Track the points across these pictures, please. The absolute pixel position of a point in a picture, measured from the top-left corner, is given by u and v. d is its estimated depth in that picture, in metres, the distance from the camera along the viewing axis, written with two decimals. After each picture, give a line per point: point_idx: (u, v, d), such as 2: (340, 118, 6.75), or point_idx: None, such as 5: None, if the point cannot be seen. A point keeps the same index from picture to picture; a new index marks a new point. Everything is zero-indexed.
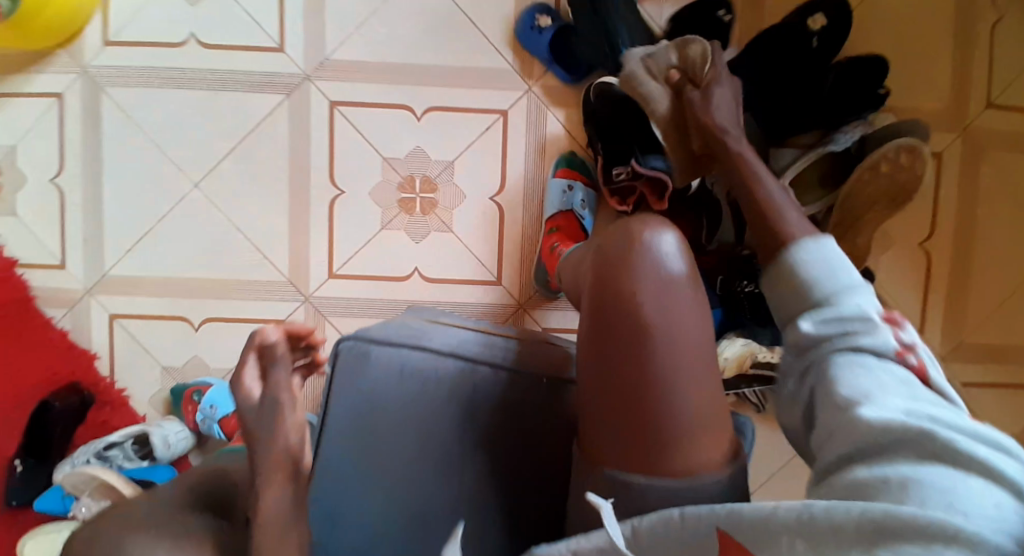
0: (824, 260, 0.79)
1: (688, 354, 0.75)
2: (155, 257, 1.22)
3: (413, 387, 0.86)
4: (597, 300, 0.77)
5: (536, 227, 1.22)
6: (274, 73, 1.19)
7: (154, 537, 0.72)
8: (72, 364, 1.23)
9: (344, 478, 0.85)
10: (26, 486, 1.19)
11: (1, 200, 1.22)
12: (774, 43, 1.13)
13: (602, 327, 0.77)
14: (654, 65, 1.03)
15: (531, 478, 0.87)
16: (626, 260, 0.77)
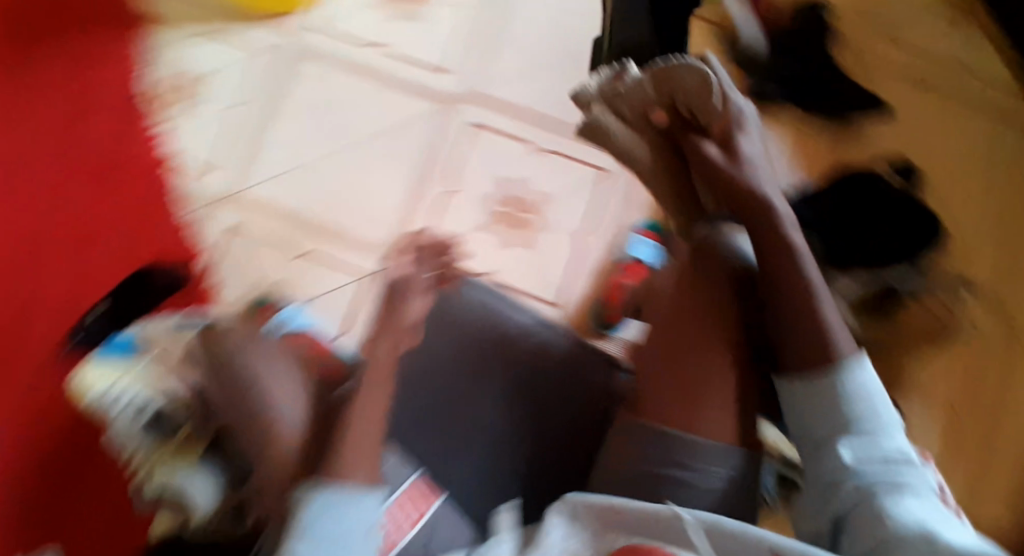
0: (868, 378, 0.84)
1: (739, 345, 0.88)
2: (283, 190, 1.39)
3: (493, 333, 1.02)
4: (684, 284, 0.91)
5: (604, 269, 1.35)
6: (439, 88, 1.45)
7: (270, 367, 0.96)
8: (180, 249, 1.34)
9: (412, 381, 1.00)
10: (89, 336, 1.27)
11: (185, 108, 1.44)
12: (857, 183, 1.35)
13: (681, 302, 0.90)
14: (626, 104, 1.03)
15: (560, 446, 1.00)
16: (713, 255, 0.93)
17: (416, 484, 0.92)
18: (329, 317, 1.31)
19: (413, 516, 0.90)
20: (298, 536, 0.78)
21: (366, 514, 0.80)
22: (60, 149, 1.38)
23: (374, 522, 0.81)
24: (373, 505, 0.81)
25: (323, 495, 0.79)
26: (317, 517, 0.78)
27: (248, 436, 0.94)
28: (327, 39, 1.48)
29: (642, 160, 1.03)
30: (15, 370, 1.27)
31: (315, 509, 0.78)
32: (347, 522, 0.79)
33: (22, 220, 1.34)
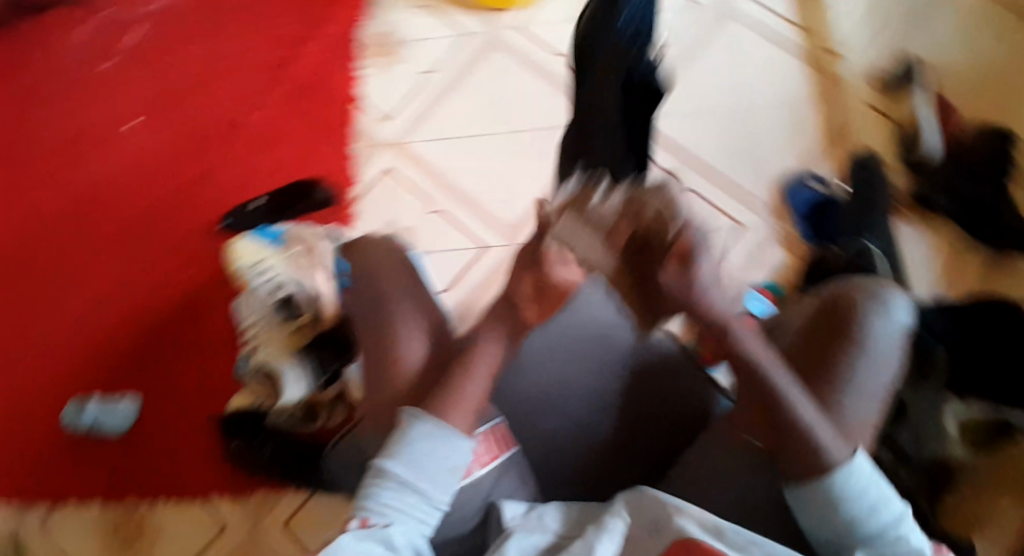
0: (864, 478, 0.79)
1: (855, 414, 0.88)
2: (440, 154, 1.46)
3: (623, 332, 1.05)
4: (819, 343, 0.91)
5: None
6: None
7: (411, 297, 1.04)
8: (337, 172, 1.44)
9: (535, 351, 1.04)
10: (243, 222, 1.43)
11: (380, 61, 1.53)
12: (993, 313, 1.29)
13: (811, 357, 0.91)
14: (574, 244, 0.81)
15: (646, 447, 1.04)
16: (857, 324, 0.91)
17: (495, 431, 0.98)
18: (442, 272, 1.38)
19: (485, 458, 0.96)
20: (397, 455, 0.88)
21: (455, 455, 0.89)
22: (269, 68, 1.54)
23: (462, 466, 0.89)
24: (464, 450, 0.89)
25: (426, 426, 0.89)
26: (416, 442, 0.89)
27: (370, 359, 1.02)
28: (524, 38, 1.52)
29: (599, 271, 0.83)
30: (177, 240, 1.47)
31: (417, 434, 0.89)
32: (439, 454, 0.88)
33: (221, 118, 1.51)
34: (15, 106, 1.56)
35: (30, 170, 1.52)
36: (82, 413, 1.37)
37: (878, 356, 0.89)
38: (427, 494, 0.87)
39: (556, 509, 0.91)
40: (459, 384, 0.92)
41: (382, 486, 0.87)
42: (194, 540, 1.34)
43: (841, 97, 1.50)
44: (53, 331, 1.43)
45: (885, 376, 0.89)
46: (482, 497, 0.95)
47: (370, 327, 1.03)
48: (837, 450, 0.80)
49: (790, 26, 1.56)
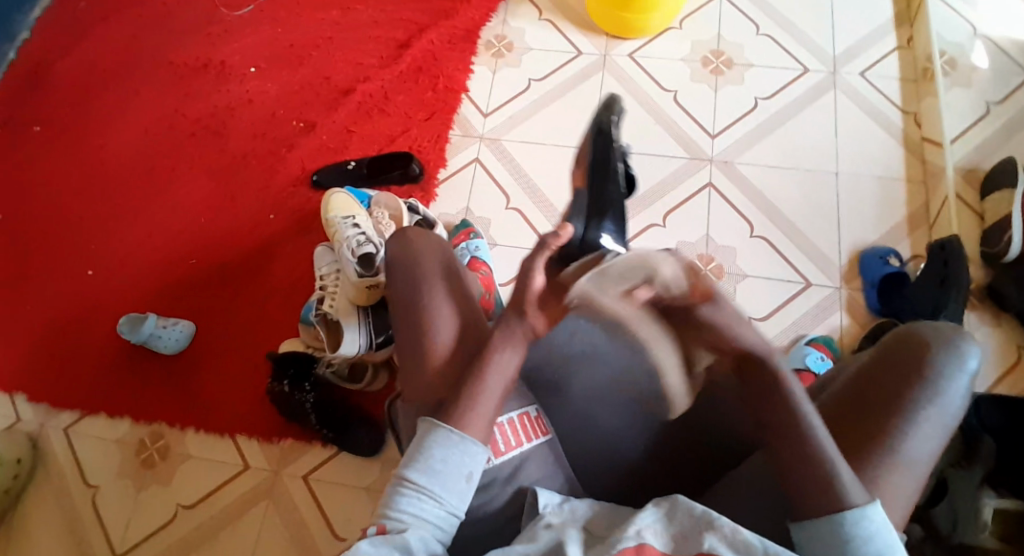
0: (875, 523, 0.83)
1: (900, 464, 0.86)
2: (530, 156, 1.50)
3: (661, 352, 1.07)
4: (875, 386, 0.89)
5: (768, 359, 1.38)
6: (699, 145, 1.51)
7: (441, 283, 1.04)
8: (431, 156, 1.50)
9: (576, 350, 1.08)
10: (334, 180, 1.50)
11: (490, 59, 1.58)
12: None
13: (861, 400, 0.89)
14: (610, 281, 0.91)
15: (686, 459, 1.04)
16: (921, 376, 0.88)
17: (522, 418, 1.03)
18: (506, 266, 1.43)
19: (510, 444, 1.01)
20: (415, 464, 0.93)
21: (470, 462, 0.93)
22: (387, 44, 1.59)
23: (477, 472, 0.94)
24: (480, 457, 0.94)
25: (441, 433, 0.94)
26: (432, 450, 0.94)
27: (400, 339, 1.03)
28: (634, 65, 1.56)
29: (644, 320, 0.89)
30: (267, 182, 1.52)
31: (433, 442, 0.94)
32: (454, 461, 0.93)
33: (333, 81, 1.57)
34: (149, 31, 1.65)
35: (149, 91, 1.60)
36: (138, 330, 1.40)
37: (943, 402, 0.87)
38: (441, 499, 0.92)
39: (589, 503, 0.95)
40: (480, 381, 0.95)
41: (402, 492, 0.92)
42: (213, 474, 1.38)
43: (933, 187, 1.47)
44: (132, 242, 1.49)
45: (946, 424, 0.87)
46: (508, 480, 1.00)
47: (403, 308, 1.03)
48: (857, 493, 0.83)
49: (891, 106, 1.53)
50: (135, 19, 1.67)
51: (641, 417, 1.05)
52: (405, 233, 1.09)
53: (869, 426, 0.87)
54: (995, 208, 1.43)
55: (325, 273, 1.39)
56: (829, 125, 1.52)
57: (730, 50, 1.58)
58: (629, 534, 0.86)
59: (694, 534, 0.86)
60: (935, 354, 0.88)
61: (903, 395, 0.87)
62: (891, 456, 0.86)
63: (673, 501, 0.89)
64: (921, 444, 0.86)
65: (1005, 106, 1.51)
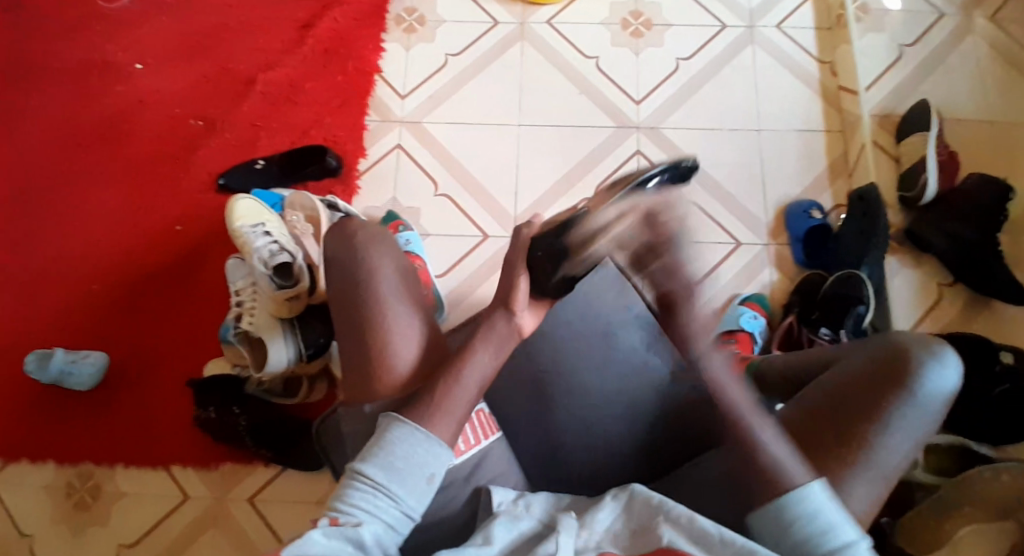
0: (813, 504, 0.81)
1: (876, 469, 0.88)
2: (456, 136, 1.45)
3: (633, 357, 1.08)
4: (861, 388, 0.91)
5: (711, 321, 1.40)
6: (624, 112, 1.48)
7: (400, 276, 1.01)
8: (350, 147, 1.43)
9: (551, 359, 1.09)
10: (245, 182, 1.41)
11: (403, 37, 1.51)
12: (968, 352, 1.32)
13: (844, 401, 0.91)
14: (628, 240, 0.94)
15: (665, 457, 1.02)
16: (903, 383, 0.90)
17: (478, 414, 1.01)
18: (440, 257, 1.38)
19: (469, 442, 0.99)
20: (373, 458, 0.88)
21: (433, 461, 0.89)
22: (290, 26, 1.51)
23: (439, 474, 0.89)
24: (444, 459, 0.89)
25: (405, 430, 0.89)
26: (394, 446, 0.89)
27: (348, 342, 0.98)
28: (553, 32, 1.52)
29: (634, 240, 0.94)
30: (175, 190, 1.42)
31: (396, 437, 0.89)
32: (416, 459, 0.88)
33: (232, 71, 1.48)
34: (24, 33, 1.53)
35: (33, 100, 1.48)
36: (46, 368, 1.30)
37: (920, 412, 0.89)
38: (398, 498, 0.86)
39: (544, 499, 0.92)
40: (450, 384, 0.92)
41: (356, 487, 0.87)
42: (154, 508, 1.30)
43: (851, 136, 1.48)
44: (27, 268, 1.38)
45: (921, 433, 0.89)
46: (467, 480, 0.97)
47: (347, 308, 0.99)
48: (798, 473, 0.83)
49: (808, 57, 1.54)
50: (7, 21, 1.54)
51: (616, 428, 1.04)
52: (348, 228, 1.04)
53: (845, 432, 0.89)
54: (913, 150, 1.44)
55: (241, 288, 1.31)
56: (750, 80, 1.51)
57: (649, 11, 1.55)
58: (587, 546, 0.84)
59: (653, 526, 0.83)
60: (920, 366, 0.90)
61: (884, 403, 0.89)
62: (868, 459, 0.88)
63: (630, 494, 0.87)
64: (897, 451, 0.88)
65: (918, 49, 1.54)
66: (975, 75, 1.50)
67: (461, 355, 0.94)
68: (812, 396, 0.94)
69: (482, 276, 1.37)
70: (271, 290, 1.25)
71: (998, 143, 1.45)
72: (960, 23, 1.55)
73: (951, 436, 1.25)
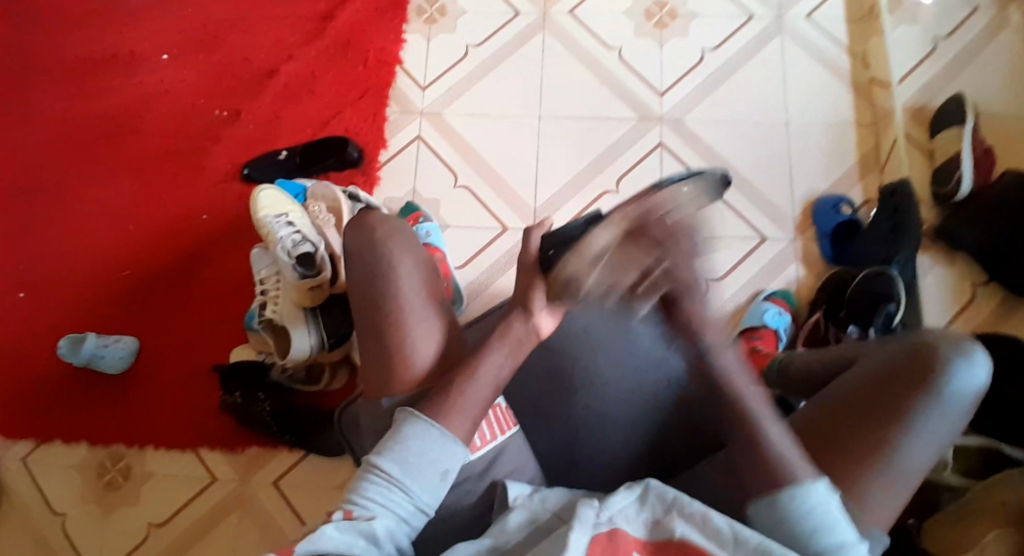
0: (811, 502, 0.82)
1: (897, 473, 0.86)
2: (476, 128, 1.45)
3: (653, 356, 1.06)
4: (884, 391, 0.89)
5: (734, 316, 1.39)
6: (646, 104, 1.46)
7: (416, 267, 1.02)
8: (372, 138, 1.45)
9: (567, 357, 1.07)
10: (268, 172, 1.43)
11: (425, 29, 1.52)
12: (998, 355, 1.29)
13: (867, 404, 0.89)
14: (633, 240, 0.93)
15: (675, 454, 1.04)
16: (928, 385, 0.88)
17: (494, 410, 1.01)
18: (460, 249, 1.39)
19: (485, 438, 0.99)
20: (388, 452, 0.89)
21: (446, 459, 0.90)
22: (314, 18, 1.53)
23: (453, 470, 0.90)
24: (458, 455, 0.90)
25: (420, 425, 0.90)
26: (409, 441, 0.90)
27: (362, 333, 1.00)
28: (573, 23, 1.51)
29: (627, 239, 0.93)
30: (203, 180, 1.45)
31: (411, 432, 0.90)
32: (430, 455, 0.89)
33: (256, 62, 1.51)
34: (56, 26, 1.57)
35: (68, 92, 1.52)
36: (78, 352, 1.35)
37: (945, 414, 0.87)
38: (412, 493, 0.88)
39: (560, 494, 0.91)
40: (466, 384, 0.94)
41: (371, 479, 0.88)
42: (181, 489, 1.34)
43: (882, 129, 1.45)
44: (64, 255, 1.43)
45: (946, 433, 0.88)
46: (482, 475, 0.98)
47: (365, 309, 1.00)
48: (803, 471, 0.84)
49: (836, 47, 1.50)
50: (39, 15, 1.58)
51: (632, 427, 1.04)
52: (367, 221, 1.05)
53: (864, 432, 0.88)
54: (947, 145, 1.40)
55: (264, 277, 1.34)
56: (777, 71, 1.49)
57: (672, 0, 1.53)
58: (599, 519, 0.83)
59: (665, 521, 0.83)
60: (944, 364, 0.88)
61: (905, 403, 0.88)
62: (890, 463, 0.86)
63: (645, 487, 0.85)
64: (920, 454, 0.87)
65: (952, 39, 1.49)
66: (1011, 68, 1.46)
67: (479, 350, 0.97)
68: (833, 397, 0.92)
69: (501, 267, 1.38)
70: (295, 280, 1.27)
71: None
72: (995, 13, 1.50)
73: (978, 437, 1.24)
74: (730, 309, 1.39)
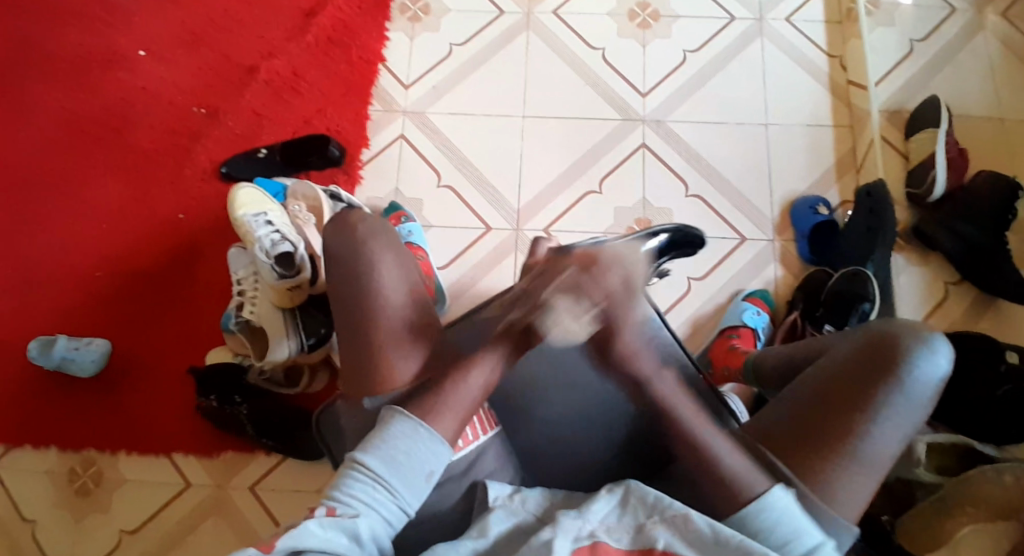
0: (778, 511, 0.85)
1: (862, 462, 0.88)
2: (459, 127, 1.44)
3: None
4: (852, 380, 0.90)
5: (714, 318, 1.40)
6: (629, 105, 1.47)
7: (403, 268, 1.01)
8: (353, 136, 1.43)
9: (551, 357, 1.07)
10: (246, 170, 1.41)
11: (408, 26, 1.50)
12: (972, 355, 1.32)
13: (834, 394, 0.90)
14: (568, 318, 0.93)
15: None
16: (892, 372, 0.89)
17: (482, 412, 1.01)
18: (442, 249, 1.38)
19: (468, 439, 0.98)
20: (374, 450, 0.88)
21: (433, 460, 0.89)
22: (294, 13, 1.50)
23: (438, 472, 0.89)
24: (443, 455, 0.90)
25: (408, 425, 0.89)
26: (396, 440, 0.89)
27: (347, 337, 0.98)
28: (559, 22, 1.51)
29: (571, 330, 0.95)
30: (178, 176, 1.42)
31: (399, 431, 0.89)
32: (418, 456, 0.88)
33: (234, 57, 1.48)
34: (24, 18, 1.52)
35: (36, 85, 1.48)
36: (49, 354, 1.31)
37: (910, 400, 0.89)
38: (397, 492, 0.86)
39: (539, 492, 0.90)
40: (457, 386, 0.93)
41: (355, 477, 0.86)
42: (155, 496, 1.30)
43: (860, 131, 1.46)
44: (32, 254, 1.39)
45: (910, 418, 0.89)
46: (463, 475, 0.97)
47: (349, 314, 0.98)
48: (758, 482, 0.87)
49: (818, 51, 1.52)
50: (3, 6, 1.52)
51: (613, 421, 1.04)
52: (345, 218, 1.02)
53: (830, 425, 0.89)
54: (921, 148, 1.43)
55: (242, 277, 1.31)
56: (758, 72, 1.50)
57: (656, 2, 1.53)
58: (582, 533, 0.82)
59: (647, 526, 0.83)
60: (908, 354, 0.90)
61: (870, 390, 0.89)
62: (856, 451, 0.88)
63: (627, 489, 0.86)
64: (885, 442, 0.88)
65: (929, 43, 1.51)
66: (986, 73, 1.48)
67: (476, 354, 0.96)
68: (802, 388, 0.93)
69: (484, 267, 1.37)
70: (275, 284, 1.26)
71: (1007, 142, 1.44)
72: (972, 17, 1.52)
73: (951, 434, 1.22)
74: (710, 309, 1.40)
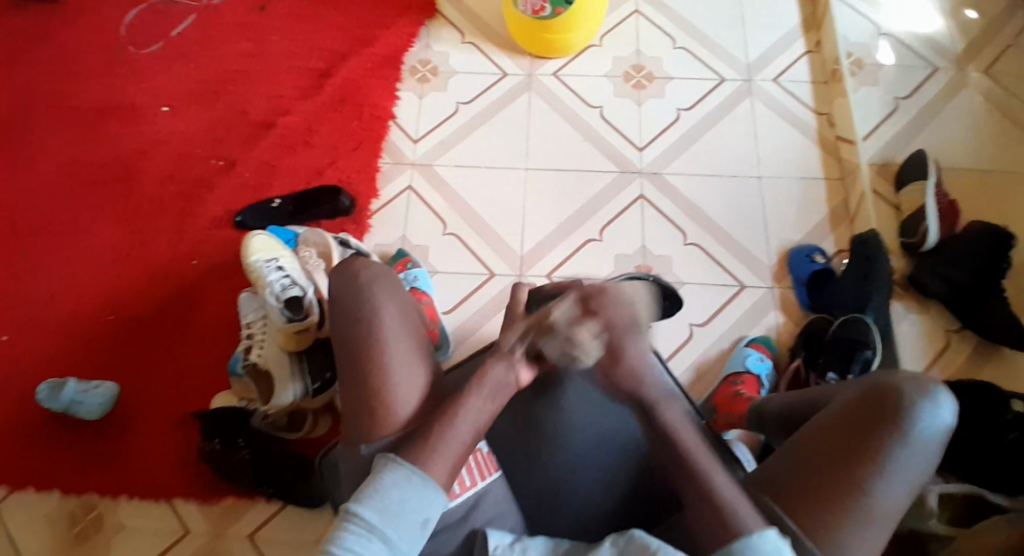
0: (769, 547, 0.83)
1: (869, 516, 0.87)
2: (464, 178, 1.50)
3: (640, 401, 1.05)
4: (856, 431, 0.90)
5: (717, 361, 1.40)
6: (628, 159, 1.53)
7: (402, 309, 1.02)
8: (364, 189, 1.49)
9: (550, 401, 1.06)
10: (259, 220, 1.46)
11: (417, 87, 1.59)
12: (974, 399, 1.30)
13: (838, 445, 0.90)
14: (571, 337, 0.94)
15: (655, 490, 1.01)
16: (896, 423, 0.89)
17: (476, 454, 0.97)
18: (447, 294, 1.41)
19: (465, 485, 0.95)
20: (368, 500, 0.86)
21: (427, 506, 0.87)
22: (310, 76, 1.59)
23: (433, 520, 0.88)
24: (438, 502, 0.88)
25: (401, 473, 0.88)
26: (390, 488, 0.87)
27: (348, 369, 0.98)
28: (559, 83, 1.59)
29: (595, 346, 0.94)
30: (191, 227, 1.47)
31: (391, 480, 0.87)
32: (411, 503, 0.87)
33: (253, 116, 1.56)
34: (53, 79, 1.60)
35: (60, 141, 1.55)
36: (57, 398, 1.31)
37: (915, 451, 0.89)
38: (393, 542, 0.85)
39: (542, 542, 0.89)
40: (443, 426, 0.91)
41: (350, 529, 0.85)
42: (152, 542, 1.28)
43: (850, 182, 1.52)
44: (43, 301, 1.42)
45: (917, 471, 0.89)
46: (461, 522, 0.94)
47: (349, 350, 0.99)
48: (752, 520, 0.86)
49: (806, 108, 1.59)
50: (37, 67, 1.61)
51: (612, 466, 1.03)
52: (349, 266, 1.05)
53: (834, 479, 0.89)
54: (912, 198, 1.47)
55: (252, 320, 1.33)
56: (750, 127, 1.57)
57: (650, 64, 1.62)
58: None
59: None
60: (912, 404, 0.90)
61: (874, 442, 0.89)
62: (862, 507, 0.87)
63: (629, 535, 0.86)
64: (890, 496, 0.88)
65: (912, 100, 1.58)
66: (968, 126, 1.55)
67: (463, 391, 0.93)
68: (806, 438, 0.93)
69: (487, 312, 1.40)
70: (280, 325, 1.26)
71: (992, 191, 1.49)
72: (953, 75, 1.60)
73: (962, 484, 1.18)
74: (713, 355, 1.41)
